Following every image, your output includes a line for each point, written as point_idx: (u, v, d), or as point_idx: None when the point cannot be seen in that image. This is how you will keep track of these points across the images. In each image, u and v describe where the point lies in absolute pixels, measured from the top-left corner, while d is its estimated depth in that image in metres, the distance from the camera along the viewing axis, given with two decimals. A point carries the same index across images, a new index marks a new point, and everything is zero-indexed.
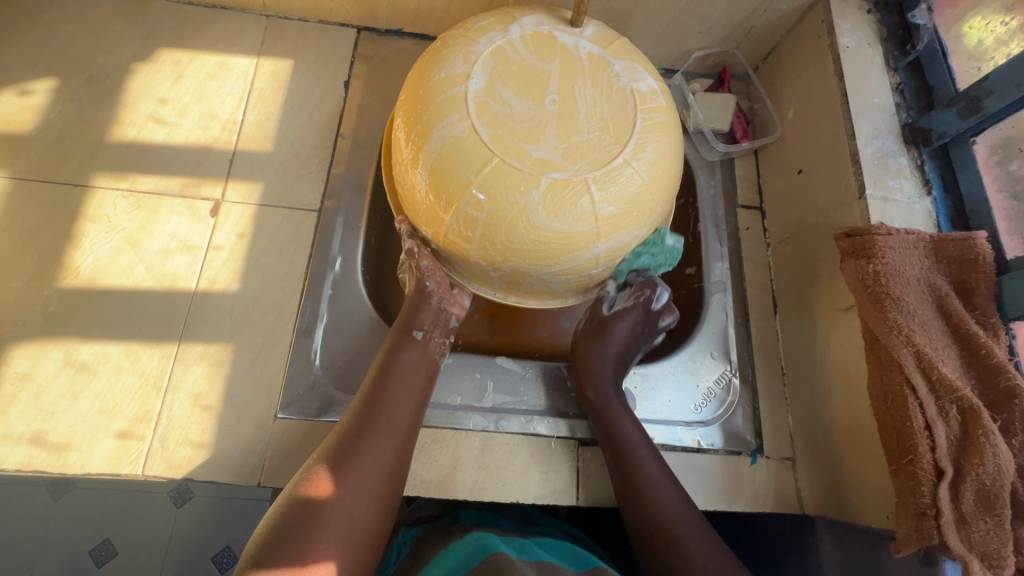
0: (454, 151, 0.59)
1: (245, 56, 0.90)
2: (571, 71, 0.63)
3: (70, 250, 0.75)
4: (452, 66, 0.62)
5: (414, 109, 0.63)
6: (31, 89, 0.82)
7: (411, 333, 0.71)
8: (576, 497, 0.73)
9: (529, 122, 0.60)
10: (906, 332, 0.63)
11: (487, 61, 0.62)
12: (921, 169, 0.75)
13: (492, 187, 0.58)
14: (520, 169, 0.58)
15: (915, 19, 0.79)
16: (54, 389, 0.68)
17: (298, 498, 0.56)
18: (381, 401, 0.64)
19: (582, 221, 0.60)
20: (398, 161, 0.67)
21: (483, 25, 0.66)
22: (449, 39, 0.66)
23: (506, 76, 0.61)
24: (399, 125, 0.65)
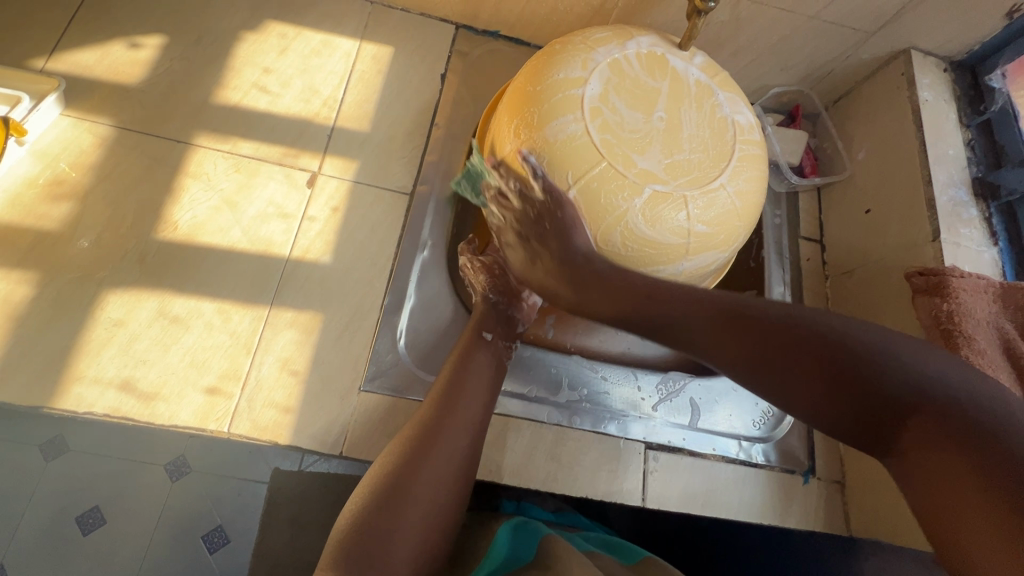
0: (564, 149, 0.61)
1: (348, 38, 0.92)
2: (679, 93, 0.65)
3: (170, 203, 0.76)
4: (569, 69, 0.64)
5: (524, 103, 0.64)
6: (140, 43, 0.83)
7: (481, 333, 0.71)
8: (642, 497, 0.76)
9: (637, 134, 0.62)
10: (977, 370, 0.67)
11: (603, 70, 0.64)
12: (989, 221, 0.80)
13: (595, 189, 0.61)
14: (625, 175, 0.61)
15: (990, 82, 0.85)
16: (146, 338, 0.69)
17: (378, 489, 0.56)
18: (451, 395, 0.64)
19: (674, 236, 0.63)
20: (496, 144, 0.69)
21: (602, 38, 0.68)
22: (568, 43, 0.68)
23: (620, 88, 0.64)
24: (507, 112, 0.67)
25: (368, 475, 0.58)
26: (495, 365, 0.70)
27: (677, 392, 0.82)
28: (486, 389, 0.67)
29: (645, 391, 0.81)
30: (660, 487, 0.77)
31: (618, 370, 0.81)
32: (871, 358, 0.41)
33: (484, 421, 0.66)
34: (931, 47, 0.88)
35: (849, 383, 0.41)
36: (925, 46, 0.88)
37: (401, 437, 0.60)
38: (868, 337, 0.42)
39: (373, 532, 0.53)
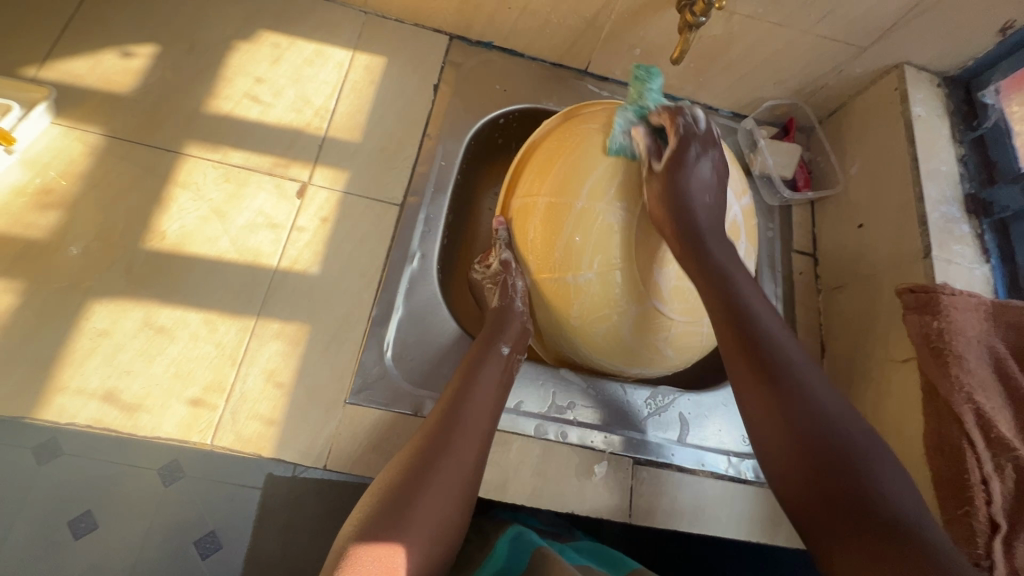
0: (598, 226, 0.68)
1: (341, 48, 0.92)
2: None
3: (158, 213, 0.76)
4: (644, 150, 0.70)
5: (588, 163, 0.70)
6: (133, 52, 0.84)
7: (497, 346, 0.72)
8: (628, 514, 0.75)
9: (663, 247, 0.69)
10: (967, 389, 0.67)
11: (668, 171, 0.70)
12: (981, 239, 0.79)
13: (606, 279, 0.68)
14: (637, 280, 0.68)
15: (983, 98, 0.85)
16: (131, 349, 0.68)
17: (386, 495, 0.56)
18: (462, 398, 0.66)
19: (649, 342, 0.71)
20: (552, 173, 0.72)
21: (680, 134, 0.73)
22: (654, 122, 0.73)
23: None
24: (580, 159, 0.70)
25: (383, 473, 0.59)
26: (507, 373, 0.72)
27: (665, 407, 0.81)
28: (497, 394, 0.69)
29: (634, 405, 0.81)
30: (646, 504, 0.76)
31: (607, 384, 0.81)
32: (824, 415, 0.52)
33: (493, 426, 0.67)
34: (925, 62, 0.88)
35: (840, 493, 0.47)
36: (918, 61, 0.88)
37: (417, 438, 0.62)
38: (830, 398, 0.53)
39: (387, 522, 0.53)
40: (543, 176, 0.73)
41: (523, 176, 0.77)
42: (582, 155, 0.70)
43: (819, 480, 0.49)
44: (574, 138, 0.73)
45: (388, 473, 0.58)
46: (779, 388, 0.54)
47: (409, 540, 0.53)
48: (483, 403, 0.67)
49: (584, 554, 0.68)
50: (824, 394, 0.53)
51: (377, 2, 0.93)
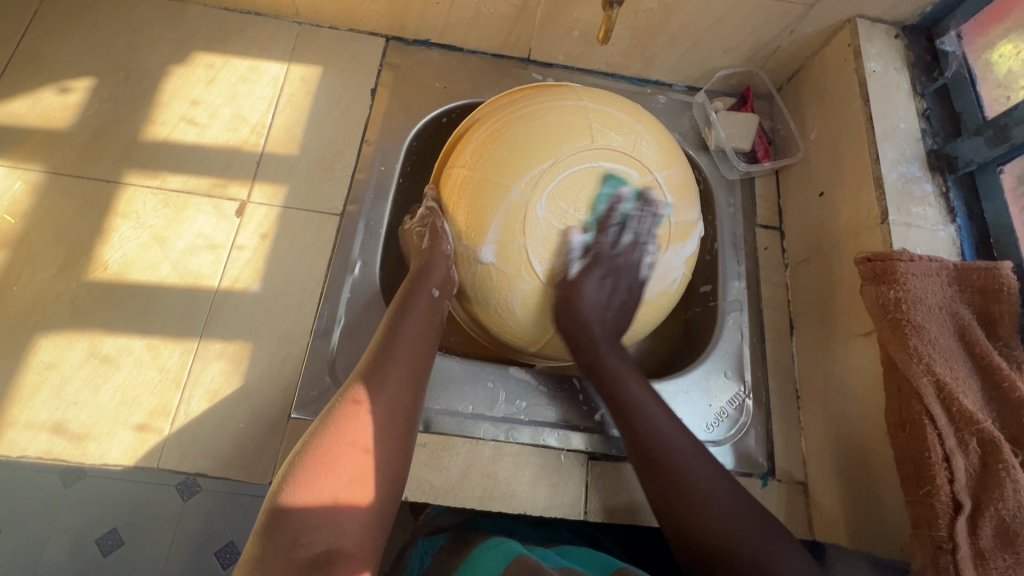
0: (496, 187, 0.65)
1: (276, 61, 0.92)
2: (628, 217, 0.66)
3: (100, 244, 0.77)
4: (582, 127, 0.66)
5: (512, 128, 0.67)
6: (70, 87, 0.85)
7: (429, 290, 0.69)
8: (584, 512, 0.73)
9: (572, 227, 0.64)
10: (926, 361, 0.62)
11: (603, 149, 0.65)
12: (945, 197, 0.74)
13: (500, 245, 0.64)
14: (527, 255, 0.64)
15: (944, 45, 0.80)
16: (78, 379, 0.70)
17: (303, 489, 0.50)
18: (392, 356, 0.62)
19: (539, 325, 0.69)
20: (475, 134, 0.70)
21: (624, 120, 0.69)
22: (603, 106, 0.69)
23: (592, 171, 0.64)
24: (502, 124, 0.68)
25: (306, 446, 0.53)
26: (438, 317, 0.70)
27: None
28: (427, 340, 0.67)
29: (587, 399, 0.78)
30: (604, 500, 0.74)
31: (557, 380, 0.79)
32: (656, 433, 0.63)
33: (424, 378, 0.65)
34: (879, 13, 0.82)
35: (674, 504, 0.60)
36: (871, 13, 0.82)
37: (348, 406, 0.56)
38: (678, 437, 0.63)
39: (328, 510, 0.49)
40: (470, 136, 0.71)
41: (460, 139, 0.75)
42: (504, 119, 0.68)
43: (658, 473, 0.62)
44: (528, 104, 0.69)
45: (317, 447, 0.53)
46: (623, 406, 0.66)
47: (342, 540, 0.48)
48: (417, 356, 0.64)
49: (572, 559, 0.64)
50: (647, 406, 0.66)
51: (308, 11, 0.92)
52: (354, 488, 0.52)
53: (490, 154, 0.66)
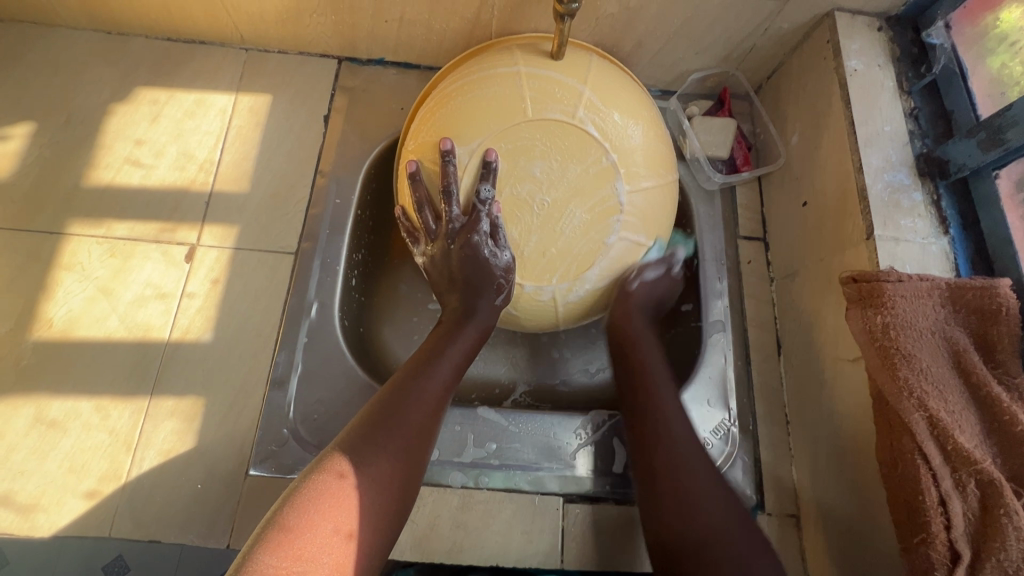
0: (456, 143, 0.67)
1: (223, 93, 0.88)
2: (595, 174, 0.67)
3: (44, 300, 0.74)
4: (517, 96, 0.67)
5: (470, 90, 0.69)
6: (8, 134, 0.82)
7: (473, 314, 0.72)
8: (561, 560, 0.70)
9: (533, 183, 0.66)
10: (918, 394, 0.57)
11: (540, 121, 0.66)
12: (937, 205, 0.68)
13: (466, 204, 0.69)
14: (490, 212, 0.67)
15: (931, 38, 0.73)
16: (24, 448, 0.67)
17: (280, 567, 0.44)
18: (393, 404, 0.58)
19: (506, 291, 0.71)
20: (437, 102, 0.72)
21: (570, 86, 0.68)
22: (546, 72, 0.69)
23: (532, 143, 0.66)
24: (461, 89, 0.70)
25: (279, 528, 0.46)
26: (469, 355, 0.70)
27: (596, 434, 0.74)
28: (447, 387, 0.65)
29: (561, 437, 0.74)
30: (582, 545, 0.70)
31: (528, 418, 0.75)
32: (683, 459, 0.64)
33: (444, 404, 0.64)
34: (859, 5, 0.76)
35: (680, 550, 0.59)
36: (850, 5, 0.76)
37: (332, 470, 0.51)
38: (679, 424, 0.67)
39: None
40: (432, 105, 0.73)
41: (418, 113, 0.77)
42: (463, 83, 0.71)
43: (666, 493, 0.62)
44: (467, 77, 0.71)
45: (293, 533, 0.46)
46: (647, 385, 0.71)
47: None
48: (423, 403, 0.60)
49: None
50: (675, 420, 0.68)
51: (253, 37, 0.88)
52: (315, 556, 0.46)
53: (430, 135, 0.70)
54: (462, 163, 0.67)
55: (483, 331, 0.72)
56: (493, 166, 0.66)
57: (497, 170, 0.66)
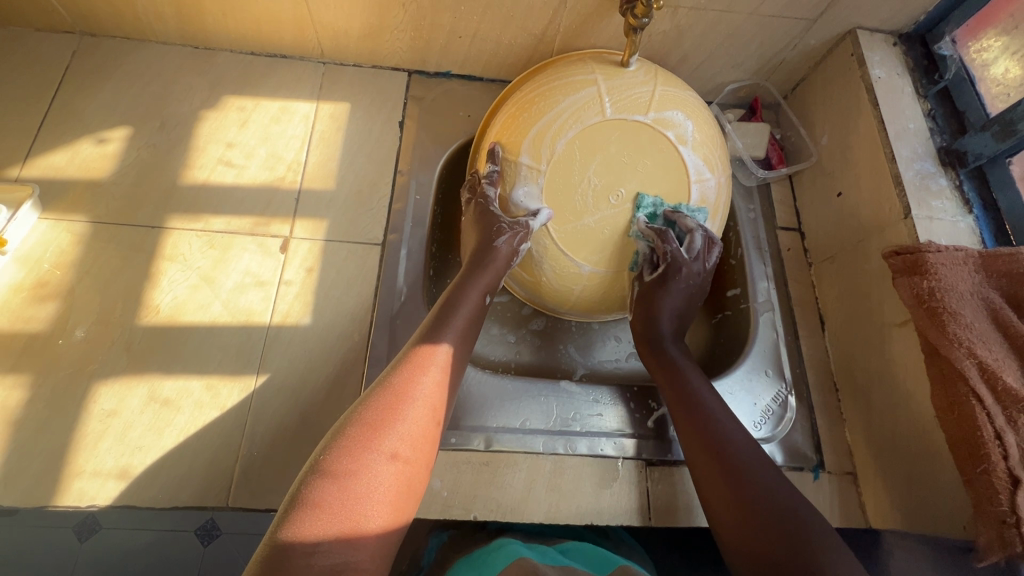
0: (544, 142, 0.75)
1: (305, 101, 0.95)
2: (667, 164, 0.77)
3: (150, 288, 0.78)
4: (597, 101, 0.75)
5: (549, 95, 0.77)
6: (107, 137, 0.87)
7: (494, 245, 0.75)
8: (648, 518, 0.74)
9: (610, 177, 0.75)
10: (967, 344, 0.66)
11: (618, 122, 0.75)
12: (960, 189, 0.79)
13: (558, 199, 0.76)
14: (582, 201, 0.75)
15: (940, 50, 0.85)
16: (140, 425, 0.70)
17: (334, 464, 0.51)
18: (436, 324, 0.67)
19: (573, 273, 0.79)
20: (520, 107, 0.80)
21: (642, 93, 0.77)
22: (620, 82, 0.77)
23: (609, 143, 0.75)
24: (540, 96, 0.78)
25: (379, 452, 0.52)
26: (478, 321, 0.72)
27: None
28: (471, 326, 0.71)
29: (639, 407, 0.82)
30: (664, 506, 0.75)
31: (608, 391, 0.82)
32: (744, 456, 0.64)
33: (478, 320, 0.73)
34: (876, 25, 0.88)
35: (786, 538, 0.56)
36: (870, 24, 0.88)
37: (422, 405, 0.58)
38: (730, 421, 0.69)
39: (379, 544, 0.50)
40: (512, 112, 0.81)
41: (498, 116, 0.85)
42: (543, 90, 0.79)
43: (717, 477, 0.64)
44: (548, 85, 0.79)
45: (395, 461, 0.53)
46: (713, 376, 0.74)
47: (378, 486, 0.51)
48: (456, 323, 0.68)
49: (573, 556, 0.63)
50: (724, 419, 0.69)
51: (333, 51, 0.95)
52: (368, 457, 0.52)
53: (515, 136, 0.78)
54: (527, 160, 0.76)
55: (486, 292, 0.74)
56: (496, 150, 0.80)
57: (499, 154, 0.80)
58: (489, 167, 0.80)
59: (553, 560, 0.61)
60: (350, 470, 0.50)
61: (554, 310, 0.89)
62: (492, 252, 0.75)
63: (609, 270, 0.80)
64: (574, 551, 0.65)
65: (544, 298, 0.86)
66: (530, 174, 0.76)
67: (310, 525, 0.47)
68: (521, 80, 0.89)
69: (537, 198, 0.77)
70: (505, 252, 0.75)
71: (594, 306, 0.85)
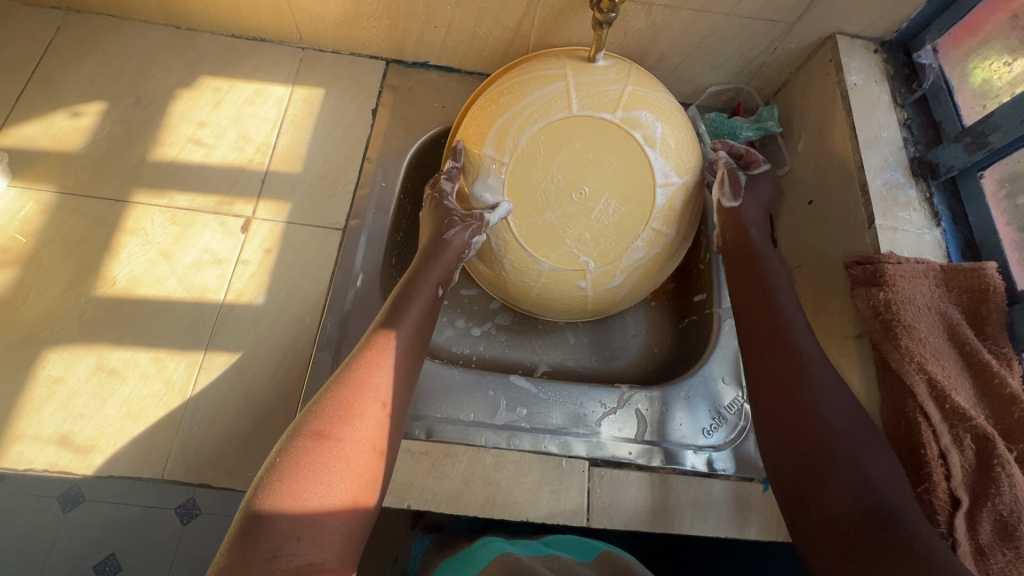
0: (508, 134, 0.74)
1: (281, 85, 0.95)
2: (633, 162, 0.73)
3: (108, 260, 0.79)
4: (564, 96, 0.73)
5: (517, 88, 0.76)
6: (81, 111, 0.88)
7: (444, 237, 0.75)
8: (588, 518, 0.73)
9: (574, 174, 0.72)
10: (918, 360, 0.64)
11: (585, 117, 0.72)
12: (930, 202, 0.76)
13: (517, 192, 0.74)
14: (543, 195, 0.73)
15: (920, 59, 0.84)
16: (85, 393, 0.72)
17: (289, 463, 0.51)
18: (392, 315, 0.66)
19: (531, 270, 0.78)
20: (489, 100, 0.79)
21: (612, 91, 0.74)
22: (591, 78, 0.75)
23: (574, 139, 0.72)
24: (509, 89, 0.77)
25: (333, 445, 0.53)
26: (432, 313, 0.71)
27: (621, 404, 0.81)
28: (423, 321, 0.69)
29: (589, 405, 0.81)
30: (607, 506, 0.74)
31: (557, 388, 0.82)
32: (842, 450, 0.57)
33: (433, 312, 0.72)
34: (857, 30, 0.86)
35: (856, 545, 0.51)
36: (850, 30, 0.86)
37: (377, 397, 0.58)
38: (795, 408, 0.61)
39: (340, 537, 0.51)
40: (482, 104, 0.80)
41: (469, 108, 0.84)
42: (513, 84, 0.77)
43: (801, 479, 0.58)
44: (518, 78, 0.77)
45: (349, 454, 0.53)
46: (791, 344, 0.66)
47: (336, 482, 0.51)
48: (410, 314, 0.67)
49: (556, 546, 0.70)
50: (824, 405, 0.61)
51: (311, 36, 0.96)
52: (323, 454, 0.52)
53: (481, 129, 0.76)
54: (490, 152, 0.75)
55: (438, 284, 0.73)
56: (459, 147, 0.79)
57: (463, 150, 0.79)
58: (451, 162, 0.80)
59: (537, 551, 0.67)
60: (306, 468, 0.51)
61: (517, 305, 0.87)
62: (443, 244, 0.74)
63: (571, 269, 0.77)
64: (558, 542, 0.71)
65: (507, 293, 0.85)
66: (493, 167, 0.75)
67: (270, 525, 0.48)
68: (497, 73, 0.87)
69: (499, 191, 0.75)
70: (459, 245, 0.74)
71: (556, 305, 0.83)
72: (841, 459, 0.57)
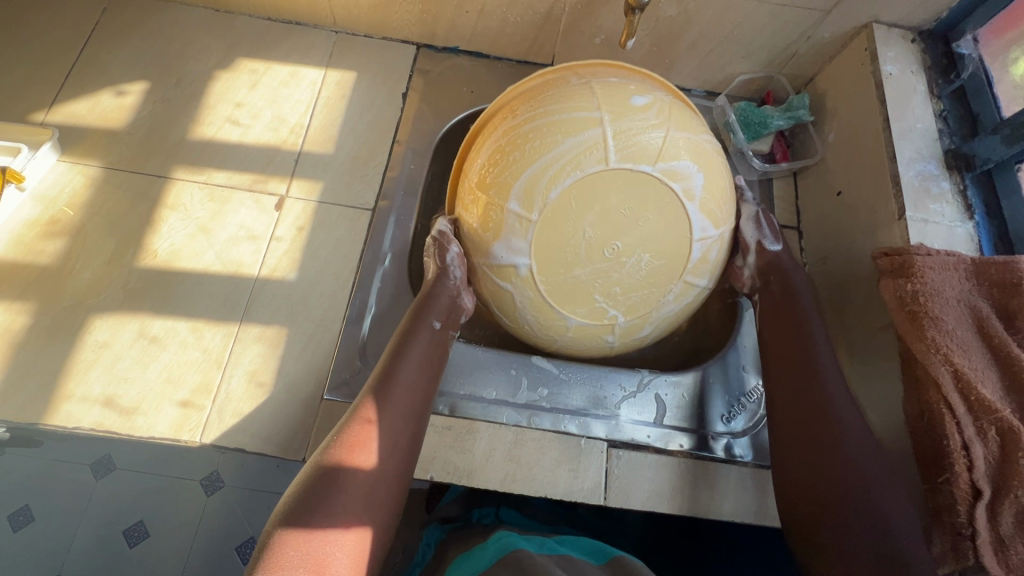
0: (534, 188, 0.62)
1: (314, 67, 0.97)
2: (674, 216, 0.64)
3: (151, 233, 0.83)
4: (602, 145, 0.61)
5: (545, 129, 0.62)
6: (126, 90, 0.92)
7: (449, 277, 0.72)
8: (605, 497, 0.74)
9: (609, 234, 0.63)
10: (943, 351, 0.63)
11: (624, 169, 0.62)
12: (963, 194, 0.75)
13: (548, 256, 0.64)
14: (573, 257, 0.64)
15: (960, 48, 0.82)
16: (129, 357, 0.76)
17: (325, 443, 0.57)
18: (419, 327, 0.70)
19: (557, 326, 0.71)
20: (506, 136, 0.66)
21: (654, 138, 0.63)
22: (629, 122, 0.62)
23: (611, 194, 0.62)
24: (533, 131, 0.63)
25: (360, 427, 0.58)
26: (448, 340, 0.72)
27: (641, 389, 0.82)
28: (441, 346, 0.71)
29: (610, 388, 0.82)
30: (624, 488, 0.75)
31: (578, 369, 0.82)
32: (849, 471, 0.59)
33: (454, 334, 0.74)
34: (895, 18, 0.84)
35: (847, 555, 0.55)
36: (888, 18, 0.84)
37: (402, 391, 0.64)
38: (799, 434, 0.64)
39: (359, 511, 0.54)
40: (499, 137, 0.66)
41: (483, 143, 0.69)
42: (539, 121, 0.64)
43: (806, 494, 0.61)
44: (548, 114, 0.63)
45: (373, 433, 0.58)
46: (796, 360, 0.69)
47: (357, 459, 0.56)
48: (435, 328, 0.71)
49: (569, 545, 0.71)
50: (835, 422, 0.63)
51: (345, 21, 0.97)
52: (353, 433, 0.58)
53: (503, 178, 0.64)
54: (515, 208, 0.63)
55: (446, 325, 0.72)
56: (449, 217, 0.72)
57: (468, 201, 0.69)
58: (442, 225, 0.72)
59: (550, 549, 0.68)
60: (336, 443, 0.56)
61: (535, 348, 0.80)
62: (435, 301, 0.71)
63: (598, 323, 0.70)
64: (570, 540, 0.72)
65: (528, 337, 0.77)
66: (519, 226, 0.63)
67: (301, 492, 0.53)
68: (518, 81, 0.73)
69: (523, 252, 0.64)
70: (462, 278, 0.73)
71: (581, 351, 0.76)
72: (843, 474, 0.59)
